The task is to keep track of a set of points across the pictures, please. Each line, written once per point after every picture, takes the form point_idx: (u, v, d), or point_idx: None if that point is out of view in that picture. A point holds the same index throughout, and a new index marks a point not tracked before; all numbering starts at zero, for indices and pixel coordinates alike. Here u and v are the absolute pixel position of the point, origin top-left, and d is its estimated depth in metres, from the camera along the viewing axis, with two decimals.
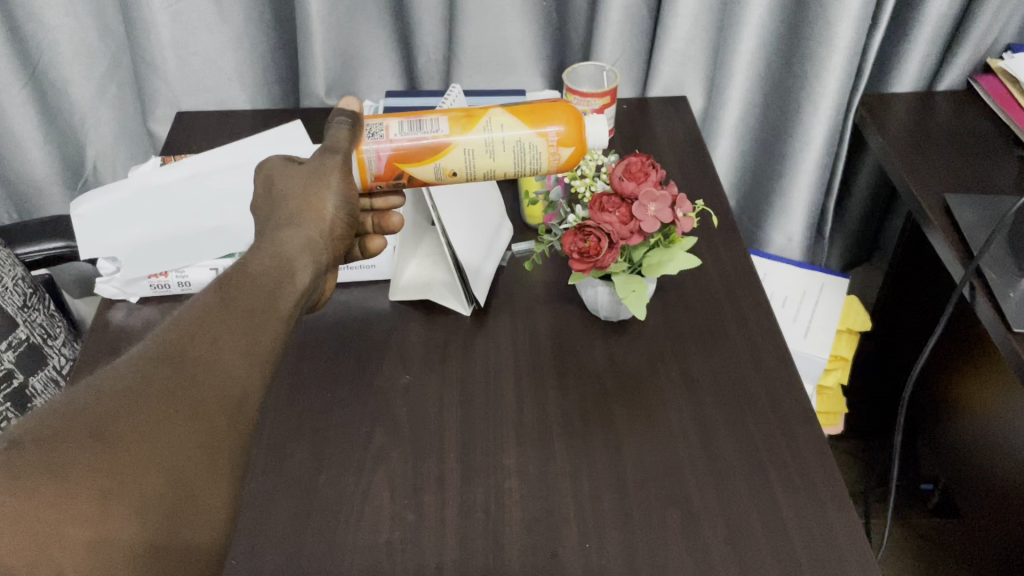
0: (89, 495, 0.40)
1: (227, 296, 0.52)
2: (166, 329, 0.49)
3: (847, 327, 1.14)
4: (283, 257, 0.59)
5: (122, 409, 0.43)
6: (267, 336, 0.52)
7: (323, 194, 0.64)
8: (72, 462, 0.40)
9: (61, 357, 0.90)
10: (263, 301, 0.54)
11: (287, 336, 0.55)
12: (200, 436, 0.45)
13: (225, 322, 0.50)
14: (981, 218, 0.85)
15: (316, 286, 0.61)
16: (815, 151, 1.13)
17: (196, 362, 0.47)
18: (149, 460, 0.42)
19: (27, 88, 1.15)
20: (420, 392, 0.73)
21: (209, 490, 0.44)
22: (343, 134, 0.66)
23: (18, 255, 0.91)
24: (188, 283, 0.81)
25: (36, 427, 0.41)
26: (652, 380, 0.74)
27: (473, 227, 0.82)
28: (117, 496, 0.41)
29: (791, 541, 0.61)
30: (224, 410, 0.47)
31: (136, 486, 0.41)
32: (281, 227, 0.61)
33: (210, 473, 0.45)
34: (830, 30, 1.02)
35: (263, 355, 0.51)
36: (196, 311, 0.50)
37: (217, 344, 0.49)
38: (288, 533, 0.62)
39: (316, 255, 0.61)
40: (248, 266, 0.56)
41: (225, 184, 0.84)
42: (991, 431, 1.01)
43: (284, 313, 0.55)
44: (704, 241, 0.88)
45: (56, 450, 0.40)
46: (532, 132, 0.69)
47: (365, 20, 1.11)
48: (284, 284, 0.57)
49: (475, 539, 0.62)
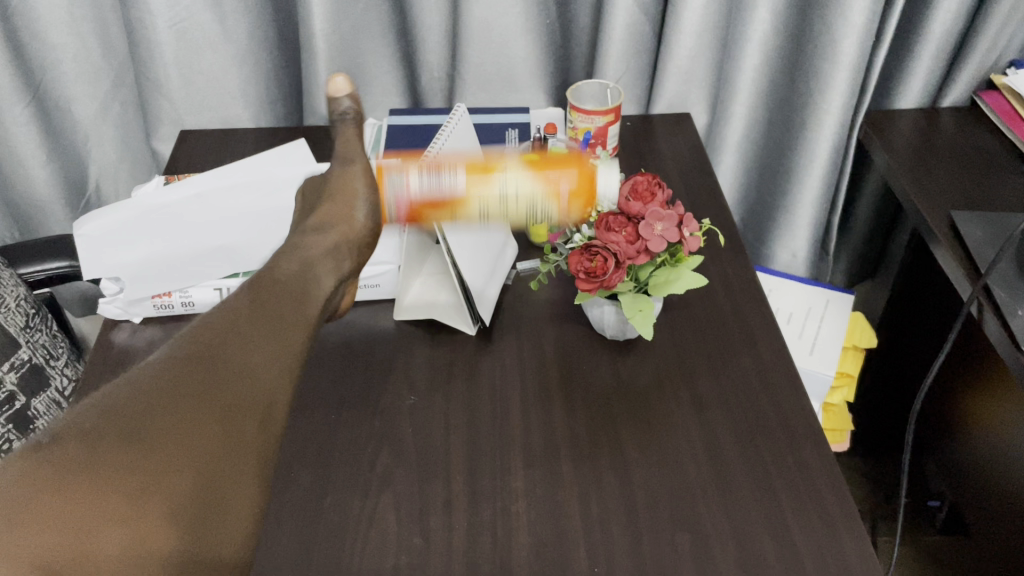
0: (125, 489, 0.41)
1: (256, 297, 0.54)
2: (198, 331, 0.50)
3: (852, 345, 1.13)
4: (306, 262, 0.60)
5: (156, 407, 0.45)
6: (294, 339, 0.53)
7: (350, 204, 0.67)
8: (107, 457, 0.42)
9: (64, 378, 0.90)
10: (288, 306, 0.55)
11: (313, 339, 0.56)
12: (231, 436, 0.46)
13: (253, 325, 0.52)
14: (989, 234, 0.85)
15: (336, 293, 0.63)
16: (820, 167, 1.13)
17: (226, 364, 0.49)
18: (182, 457, 0.44)
19: (30, 107, 1.16)
20: (425, 413, 0.72)
21: (239, 487, 0.45)
22: (352, 140, 0.69)
23: (21, 275, 0.91)
24: (192, 303, 0.80)
25: (73, 425, 0.43)
26: (661, 401, 0.73)
27: (477, 245, 0.81)
28: (152, 495, 0.42)
29: (803, 564, 0.61)
30: (254, 411, 0.48)
31: (168, 486, 0.43)
32: (310, 232, 0.64)
33: (241, 474, 0.46)
34: (834, 48, 1.03)
35: (292, 354, 0.52)
36: (226, 315, 0.52)
37: (246, 343, 0.50)
38: (293, 558, 0.62)
39: (340, 261, 0.63)
40: (274, 271, 0.58)
41: (230, 205, 0.85)
42: (994, 444, 1.02)
43: (309, 318, 0.56)
44: (710, 259, 0.88)
45: (93, 445, 0.42)
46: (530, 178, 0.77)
47: (370, 38, 1.11)
48: (308, 288, 0.58)
49: (482, 563, 0.61)
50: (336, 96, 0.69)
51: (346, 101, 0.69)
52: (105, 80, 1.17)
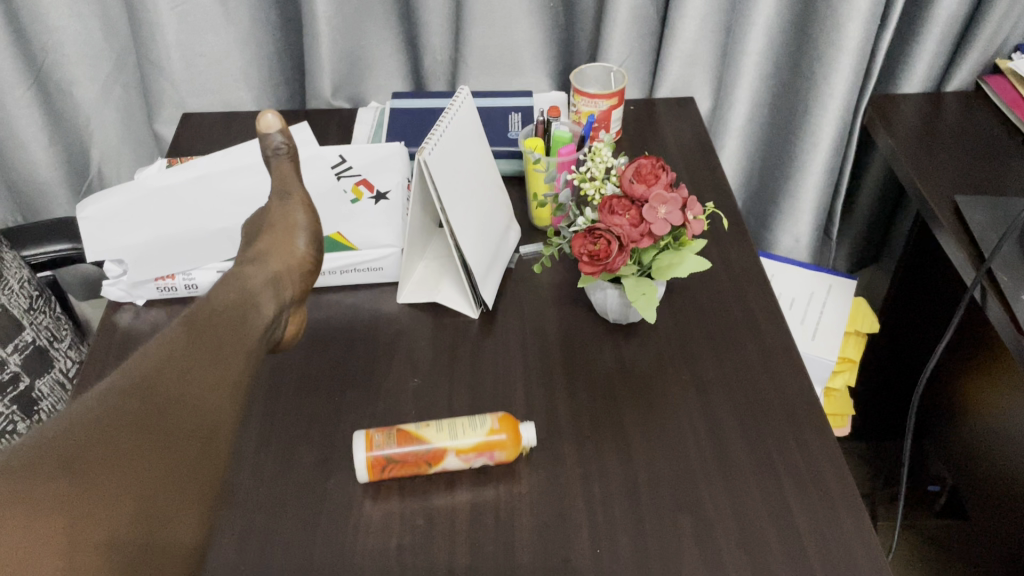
0: (60, 524, 0.41)
1: (193, 330, 0.55)
2: (132, 365, 0.51)
3: (854, 329, 1.13)
4: (247, 291, 0.62)
5: (93, 438, 0.45)
6: (234, 367, 0.54)
7: (292, 236, 0.70)
8: (41, 493, 0.41)
9: (68, 360, 0.90)
10: (229, 336, 0.56)
11: (253, 368, 0.57)
12: (170, 466, 0.47)
13: (192, 356, 0.53)
14: (991, 219, 0.84)
15: (280, 321, 0.64)
16: (822, 154, 1.13)
17: (165, 395, 0.49)
18: (119, 488, 0.44)
19: (32, 89, 1.16)
20: (429, 394, 0.72)
21: (177, 521, 0.46)
22: (286, 168, 0.71)
23: (24, 258, 0.91)
24: (195, 285, 0.84)
25: (4, 460, 0.42)
26: (664, 383, 0.73)
27: (480, 229, 0.80)
28: (89, 527, 0.42)
29: (804, 544, 0.61)
30: (193, 441, 0.49)
31: (107, 516, 0.43)
32: (249, 262, 0.66)
33: (180, 504, 0.46)
34: (839, 31, 1.02)
35: (231, 387, 0.53)
36: (163, 346, 0.53)
37: (186, 376, 0.51)
38: (296, 539, 0.62)
39: (277, 289, 0.65)
40: (214, 299, 0.59)
41: (234, 189, 0.80)
42: (996, 429, 1.02)
43: (250, 346, 0.58)
44: (714, 242, 0.88)
45: (28, 480, 0.41)
46: (480, 441, 0.64)
47: (373, 21, 1.10)
48: (251, 315, 0.60)
49: (485, 544, 0.61)
50: (267, 132, 0.70)
51: (278, 136, 0.70)
52: (106, 62, 1.17)
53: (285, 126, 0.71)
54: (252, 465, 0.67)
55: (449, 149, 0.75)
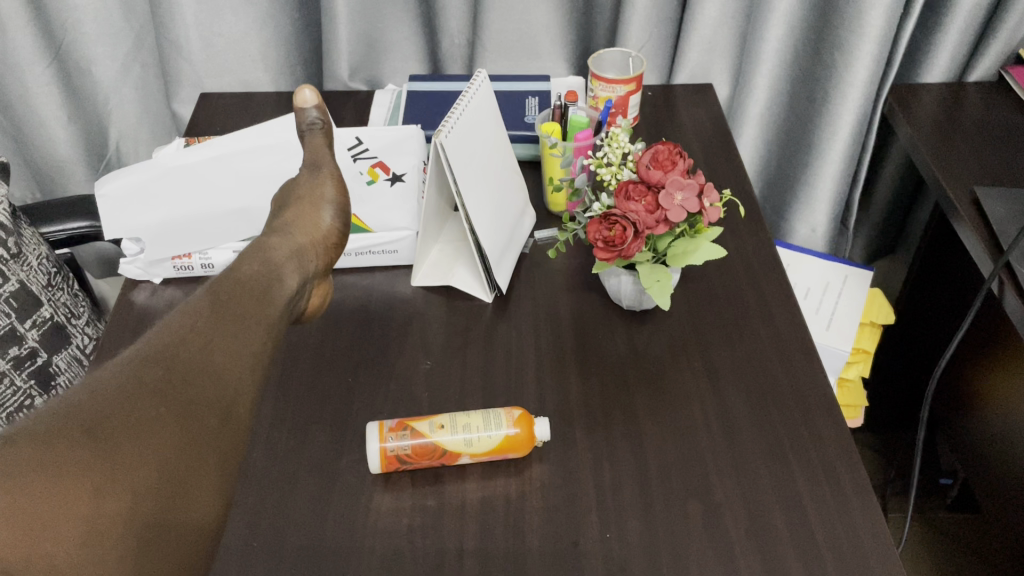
0: (83, 491, 0.41)
1: (217, 301, 0.55)
2: (156, 334, 0.51)
3: (869, 320, 1.12)
4: (271, 264, 0.62)
5: (116, 406, 0.45)
6: (255, 338, 0.55)
7: (318, 212, 0.70)
8: (65, 458, 0.42)
9: (85, 337, 0.91)
10: (251, 307, 0.57)
11: (275, 337, 0.57)
12: (189, 434, 0.47)
13: (214, 326, 0.53)
14: (1011, 210, 0.84)
15: (304, 291, 0.65)
16: (842, 141, 1.12)
17: (187, 365, 0.50)
18: (141, 456, 0.44)
19: (51, 67, 1.17)
20: (441, 377, 0.73)
21: (198, 489, 0.46)
22: (318, 139, 0.74)
23: (42, 234, 0.91)
24: (211, 264, 0.82)
25: (28, 425, 0.43)
26: (675, 371, 0.73)
27: (495, 212, 0.80)
28: (110, 494, 0.42)
29: (814, 534, 0.61)
30: (213, 410, 0.49)
31: (129, 483, 0.43)
32: (275, 233, 0.67)
33: (199, 473, 0.47)
34: (861, 18, 1.01)
35: (253, 359, 0.54)
36: (186, 315, 0.53)
37: (208, 346, 0.52)
38: (308, 516, 0.63)
39: (302, 261, 0.65)
40: (237, 270, 0.60)
41: (250, 168, 0.82)
42: (1008, 421, 1.02)
43: (273, 316, 0.58)
44: (729, 230, 0.88)
45: (52, 446, 0.42)
46: (495, 444, 0.64)
47: (391, 2, 1.10)
48: (273, 288, 0.60)
49: (496, 527, 0.62)
50: (304, 107, 0.75)
51: (313, 112, 0.74)
52: (125, 40, 1.17)
53: (320, 104, 0.75)
54: (265, 443, 0.68)
55: (467, 131, 0.75)
